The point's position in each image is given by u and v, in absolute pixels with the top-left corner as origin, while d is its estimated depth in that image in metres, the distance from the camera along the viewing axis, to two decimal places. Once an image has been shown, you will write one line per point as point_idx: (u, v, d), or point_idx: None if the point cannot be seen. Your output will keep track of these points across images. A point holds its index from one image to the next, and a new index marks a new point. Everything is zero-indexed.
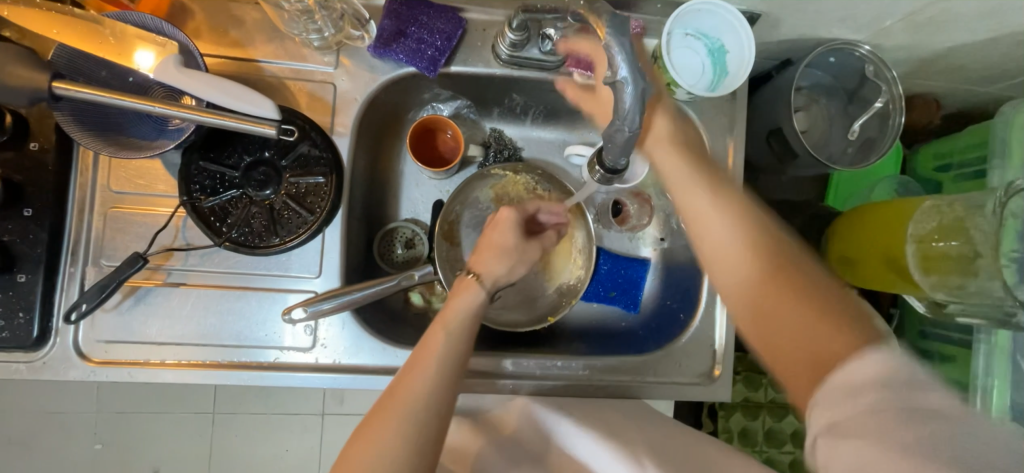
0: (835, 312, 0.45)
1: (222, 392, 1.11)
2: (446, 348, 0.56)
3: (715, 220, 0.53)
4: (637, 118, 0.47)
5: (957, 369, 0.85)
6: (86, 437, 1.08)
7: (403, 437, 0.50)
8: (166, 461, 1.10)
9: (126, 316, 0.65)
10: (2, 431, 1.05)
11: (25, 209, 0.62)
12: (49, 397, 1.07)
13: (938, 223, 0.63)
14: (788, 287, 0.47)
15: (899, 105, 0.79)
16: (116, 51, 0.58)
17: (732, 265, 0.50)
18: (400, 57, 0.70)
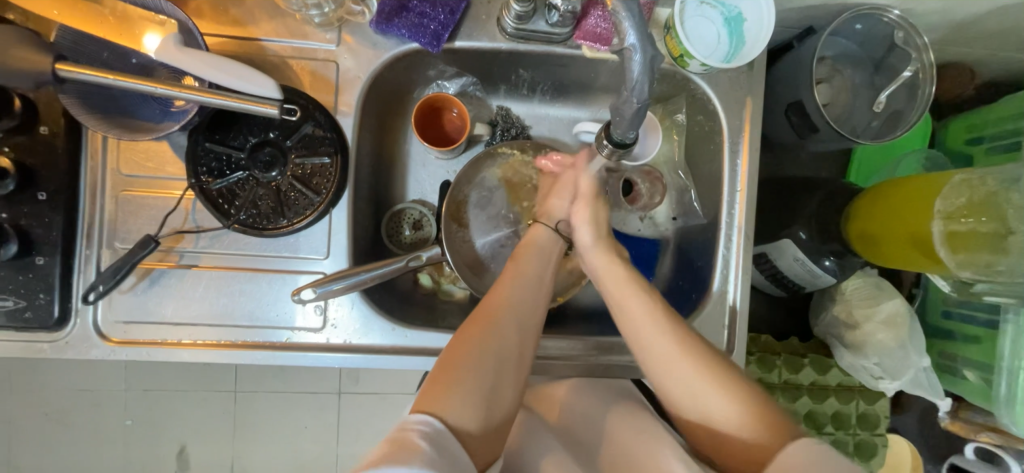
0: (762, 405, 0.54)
1: (242, 370, 1.15)
2: (517, 285, 0.63)
3: (650, 322, 0.60)
4: (645, 88, 0.46)
5: (980, 349, 0.83)
6: (116, 414, 1.12)
7: (484, 370, 0.55)
8: (190, 437, 1.14)
9: (142, 297, 0.66)
10: (38, 407, 1.11)
11: (39, 193, 0.63)
12: (80, 376, 1.11)
13: (968, 199, 0.59)
14: (727, 391, 0.55)
15: (930, 74, 0.75)
16: (126, 35, 0.58)
17: (675, 376, 0.57)
18: (403, 33, 0.68)
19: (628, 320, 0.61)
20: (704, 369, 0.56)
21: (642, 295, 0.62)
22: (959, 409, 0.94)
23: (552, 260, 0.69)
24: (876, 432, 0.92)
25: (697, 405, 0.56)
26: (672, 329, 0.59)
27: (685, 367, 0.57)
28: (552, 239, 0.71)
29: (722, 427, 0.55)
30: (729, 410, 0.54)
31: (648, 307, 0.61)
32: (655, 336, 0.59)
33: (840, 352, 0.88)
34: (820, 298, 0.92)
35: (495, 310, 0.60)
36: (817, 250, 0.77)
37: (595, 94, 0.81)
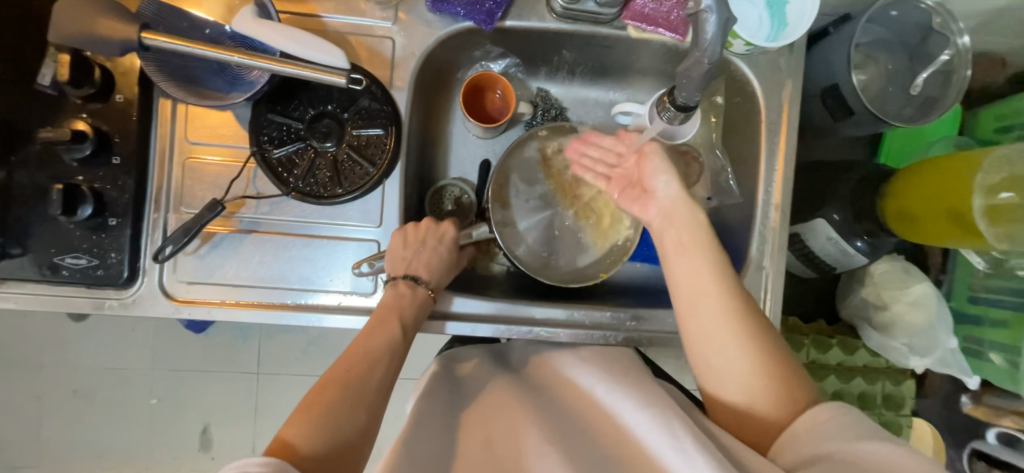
0: (788, 378, 0.55)
1: (267, 351, 1.18)
2: (389, 342, 0.61)
3: (700, 282, 0.58)
4: (718, 49, 0.51)
5: (1006, 333, 0.84)
6: (144, 392, 1.16)
7: (338, 438, 0.51)
8: (214, 417, 1.17)
9: (205, 260, 0.69)
10: (70, 384, 1.14)
11: (114, 158, 0.66)
12: (111, 355, 1.15)
13: (1009, 174, 0.61)
14: (762, 362, 0.55)
15: (964, 59, 0.78)
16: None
17: (722, 336, 0.56)
18: (458, 11, 0.71)
19: (694, 287, 0.58)
20: (748, 336, 0.55)
21: (691, 257, 0.59)
22: (983, 395, 0.98)
23: (411, 332, 0.64)
24: (902, 413, 0.94)
25: (733, 382, 0.55)
26: (731, 303, 0.56)
27: (742, 341, 0.55)
28: (418, 299, 0.67)
29: (751, 398, 0.54)
30: (763, 385, 0.54)
31: (710, 278, 0.58)
32: (716, 307, 0.56)
33: (869, 334, 0.90)
34: (848, 281, 0.93)
35: (361, 378, 0.56)
36: (850, 231, 0.79)
37: (632, 76, 0.84)
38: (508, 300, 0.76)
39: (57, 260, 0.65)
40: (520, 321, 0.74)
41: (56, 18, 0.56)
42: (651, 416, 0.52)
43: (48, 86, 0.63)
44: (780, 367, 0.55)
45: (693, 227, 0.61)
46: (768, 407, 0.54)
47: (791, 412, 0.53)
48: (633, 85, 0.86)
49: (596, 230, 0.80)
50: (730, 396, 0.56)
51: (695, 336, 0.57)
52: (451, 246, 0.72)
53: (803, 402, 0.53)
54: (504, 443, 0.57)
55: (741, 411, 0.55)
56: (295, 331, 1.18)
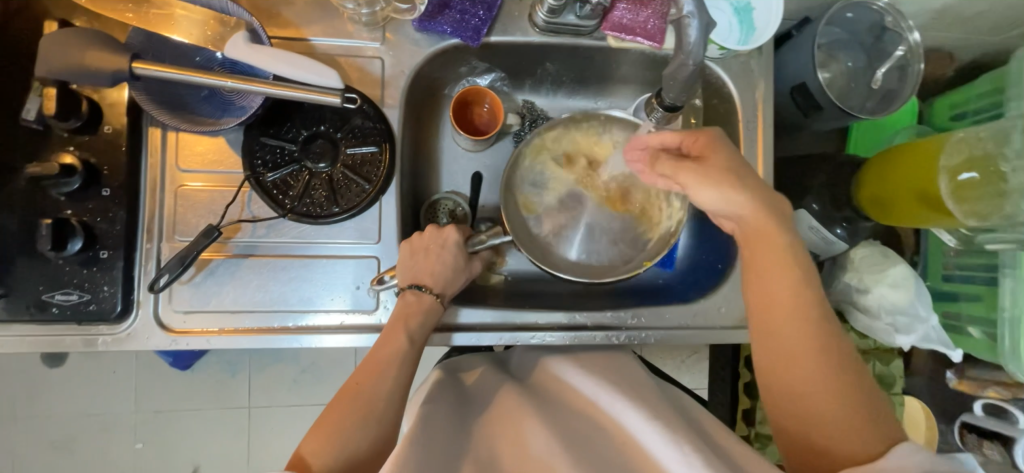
0: (867, 411, 0.49)
1: (257, 384, 1.13)
2: (398, 361, 0.60)
3: (779, 304, 0.53)
4: (700, 51, 0.55)
5: (982, 306, 0.89)
6: (127, 437, 1.10)
7: (351, 453, 0.52)
8: (205, 456, 1.12)
9: (202, 288, 0.68)
10: (46, 435, 1.08)
11: (103, 190, 0.65)
12: (89, 401, 1.09)
13: (969, 155, 0.66)
14: (838, 392, 0.49)
15: (916, 53, 0.84)
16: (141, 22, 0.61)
17: (800, 363, 0.51)
18: (445, 29, 0.73)
19: (768, 310, 0.53)
20: (823, 361, 0.51)
21: (771, 273, 0.54)
22: (966, 368, 1.02)
23: (420, 339, 0.64)
24: (892, 391, 0.98)
25: (797, 414, 0.51)
26: (812, 325, 0.51)
27: (817, 373, 0.50)
28: (428, 304, 0.66)
29: (821, 431, 0.50)
30: (832, 421, 0.49)
31: (787, 299, 0.53)
32: (794, 333, 0.52)
33: (856, 317, 0.94)
34: (831, 268, 0.96)
35: (369, 393, 0.56)
36: (829, 218, 0.86)
37: (613, 84, 0.87)
38: (510, 307, 0.77)
39: (46, 298, 0.63)
40: (524, 327, 0.75)
41: (46, 52, 0.56)
42: (660, 429, 0.51)
43: (33, 120, 0.61)
44: (856, 398, 0.49)
45: (775, 247, 0.54)
46: (833, 446, 0.49)
47: (866, 448, 0.48)
48: (615, 92, 0.89)
49: (638, 223, 0.78)
50: (792, 427, 0.52)
51: (772, 360, 0.53)
52: (458, 250, 0.72)
53: (877, 446, 0.47)
54: (513, 440, 0.58)
55: (802, 445, 0.51)
56: (286, 360, 1.14)
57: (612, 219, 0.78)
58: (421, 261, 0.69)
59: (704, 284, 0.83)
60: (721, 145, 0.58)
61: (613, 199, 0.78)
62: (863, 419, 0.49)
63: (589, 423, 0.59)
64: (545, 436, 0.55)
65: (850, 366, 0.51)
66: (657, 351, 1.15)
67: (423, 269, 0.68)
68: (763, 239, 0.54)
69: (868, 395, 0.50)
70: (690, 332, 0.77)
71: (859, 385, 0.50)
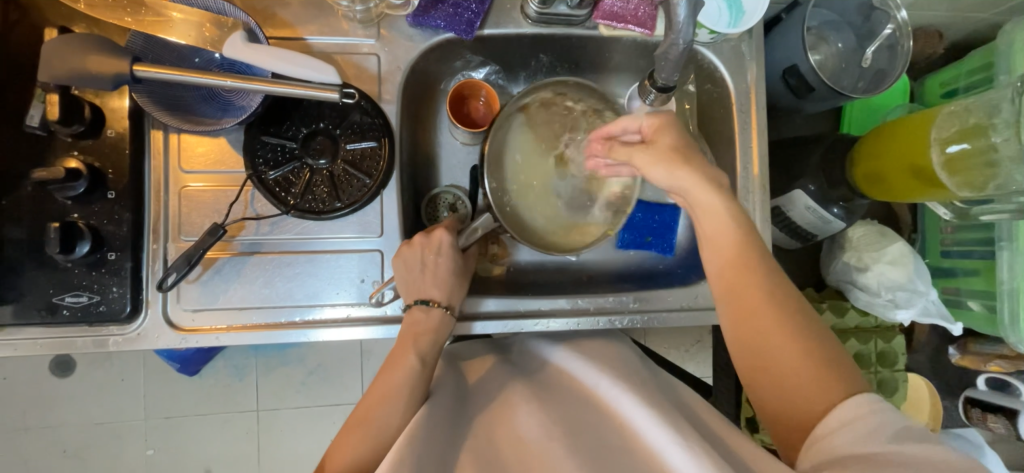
0: (827, 365, 0.51)
1: (265, 386, 1.14)
2: (409, 378, 0.61)
3: (735, 268, 0.56)
4: (690, 29, 0.54)
5: (981, 280, 0.90)
6: (139, 444, 1.11)
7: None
8: (216, 460, 1.12)
9: (209, 286, 0.69)
10: (58, 445, 1.09)
11: (108, 192, 0.66)
12: (99, 409, 1.10)
13: (960, 126, 0.67)
14: (797, 347, 0.52)
15: (906, 32, 0.84)
16: (138, 26, 0.64)
17: (757, 322, 0.54)
18: (439, 23, 0.74)
19: (725, 273, 0.57)
20: (780, 319, 0.53)
21: (728, 239, 0.57)
22: (968, 343, 1.03)
23: (430, 359, 0.64)
24: (896, 368, 0.98)
25: (766, 371, 0.53)
26: (765, 285, 0.55)
27: (776, 329, 0.53)
28: (442, 321, 0.67)
29: (785, 387, 0.52)
30: (796, 376, 0.51)
31: (739, 263, 0.56)
32: (753, 292, 0.55)
33: (856, 295, 0.95)
34: (830, 248, 0.97)
35: (385, 383, 0.60)
36: (824, 198, 0.84)
37: (607, 73, 0.88)
38: (512, 295, 0.78)
39: (56, 300, 0.64)
40: (527, 314, 0.76)
41: (48, 59, 0.57)
42: (657, 414, 0.52)
43: (37, 126, 0.63)
44: (817, 354, 0.51)
45: (721, 224, 0.57)
46: (802, 397, 0.51)
47: (827, 400, 0.49)
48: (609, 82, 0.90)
49: (588, 188, 0.76)
50: (764, 386, 0.53)
51: (733, 322, 0.56)
52: (454, 253, 0.70)
53: (838, 392, 0.49)
54: (503, 423, 0.59)
55: (776, 401, 0.52)
56: (292, 362, 1.15)
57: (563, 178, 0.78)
58: (421, 276, 0.68)
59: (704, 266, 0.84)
60: (675, 131, 0.60)
61: (564, 160, 0.76)
62: (823, 373, 0.50)
63: (593, 402, 0.60)
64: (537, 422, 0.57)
65: (806, 317, 0.54)
66: (661, 340, 1.15)
67: (426, 284, 0.68)
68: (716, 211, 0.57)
69: (826, 342, 0.53)
70: (691, 314, 0.78)
71: (818, 337, 0.52)
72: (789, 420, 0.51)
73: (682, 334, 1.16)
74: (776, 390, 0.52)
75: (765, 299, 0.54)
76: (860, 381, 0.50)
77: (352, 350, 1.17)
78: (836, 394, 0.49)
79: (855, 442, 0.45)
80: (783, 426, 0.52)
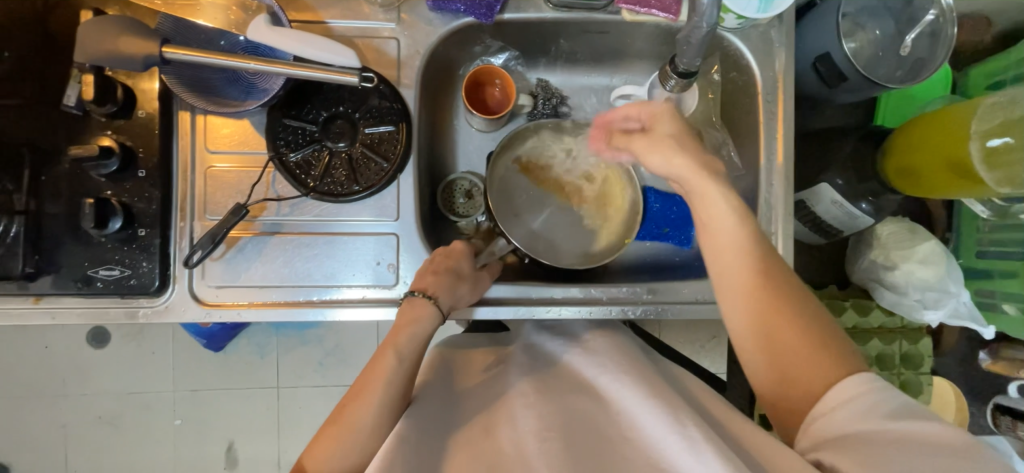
0: (828, 345, 0.50)
1: (285, 365, 1.18)
2: (393, 374, 0.58)
3: (732, 249, 0.55)
4: (715, 12, 0.53)
5: (1018, 283, 0.85)
6: (167, 414, 1.16)
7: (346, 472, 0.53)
8: (238, 433, 1.17)
9: (232, 264, 0.72)
10: (94, 411, 1.15)
11: (139, 171, 0.69)
12: (131, 380, 1.16)
13: (1004, 119, 0.64)
14: (797, 328, 0.51)
15: (949, 18, 0.80)
16: (167, 10, 0.69)
17: (756, 303, 0.53)
18: (459, 8, 0.74)
19: (721, 257, 0.56)
20: (779, 301, 0.52)
21: (729, 219, 0.55)
22: (1001, 349, 0.99)
23: (413, 352, 0.61)
24: (920, 372, 0.95)
25: (763, 350, 0.52)
26: (762, 267, 0.54)
27: (775, 310, 0.52)
28: (427, 315, 0.65)
29: (786, 369, 0.51)
30: (798, 356, 0.50)
31: (738, 245, 0.55)
32: (749, 274, 0.54)
33: (881, 294, 0.91)
34: (856, 245, 0.94)
35: (369, 375, 0.58)
36: (852, 193, 0.81)
37: (629, 60, 0.86)
38: (524, 283, 0.78)
39: (91, 273, 0.68)
40: (539, 301, 0.76)
41: (84, 40, 0.59)
42: (666, 404, 0.52)
43: (74, 106, 0.66)
44: (818, 335, 0.51)
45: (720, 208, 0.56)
46: (798, 374, 0.50)
47: (828, 380, 0.49)
48: (629, 69, 0.88)
49: (590, 211, 0.86)
50: (762, 366, 0.53)
51: (731, 305, 0.55)
52: (467, 258, 0.72)
53: (839, 371, 0.49)
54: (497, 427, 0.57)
55: (773, 382, 0.52)
56: (311, 342, 1.19)
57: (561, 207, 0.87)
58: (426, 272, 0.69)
59: None
60: (677, 120, 0.63)
61: (563, 192, 0.87)
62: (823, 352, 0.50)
63: (596, 393, 0.60)
64: (531, 420, 0.55)
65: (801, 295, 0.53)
66: (675, 335, 1.14)
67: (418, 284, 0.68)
68: (718, 198, 0.56)
69: (821, 319, 0.52)
70: (707, 307, 0.77)
71: (815, 318, 0.52)
72: (785, 399, 0.51)
73: (698, 329, 1.14)
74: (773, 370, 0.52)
75: (762, 279, 0.53)
76: (859, 360, 0.50)
77: (368, 332, 1.20)
78: (838, 373, 0.49)
79: (852, 427, 0.45)
80: (784, 406, 0.51)
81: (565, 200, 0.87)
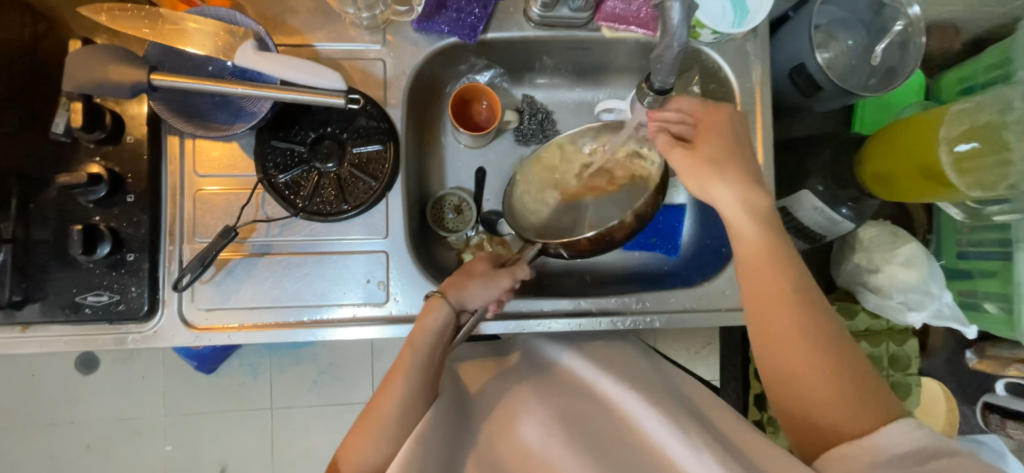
0: (861, 387, 0.50)
1: (278, 385, 1.17)
2: (411, 371, 0.59)
3: (767, 279, 0.55)
4: (684, 32, 0.54)
5: (996, 282, 0.88)
6: (158, 439, 1.15)
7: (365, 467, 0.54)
8: (232, 456, 1.15)
9: (222, 286, 0.72)
10: (82, 439, 1.13)
11: (127, 196, 0.69)
12: (121, 405, 1.14)
13: (969, 125, 0.67)
14: (832, 368, 0.51)
15: (918, 28, 0.82)
16: (155, 36, 0.65)
17: (788, 335, 0.52)
18: (443, 28, 0.76)
19: (756, 287, 0.55)
20: (814, 337, 0.52)
21: (768, 251, 0.56)
22: (986, 348, 1.00)
23: (425, 346, 0.62)
24: (908, 372, 0.97)
25: (789, 381, 0.52)
26: (800, 302, 0.54)
27: (807, 345, 0.52)
28: (438, 308, 0.65)
29: (818, 406, 0.51)
30: (828, 393, 0.50)
31: (774, 277, 0.55)
32: (783, 305, 0.54)
33: (867, 297, 0.93)
34: (840, 248, 0.96)
35: (393, 369, 0.60)
36: (832, 198, 0.84)
37: (612, 73, 0.88)
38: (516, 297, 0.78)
39: (79, 299, 0.68)
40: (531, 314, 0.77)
41: (71, 70, 0.60)
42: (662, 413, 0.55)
43: (61, 133, 0.66)
44: (852, 377, 0.51)
45: (756, 243, 0.56)
46: (830, 407, 0.50)
47: (862, 425, 0.49)
48: (613, 83, 0.90)
49: (634, 191, 0.78)
50: (785, 398, 0.53)
51: (761, 332, 0.55)
52: (485, 260, 0.72)
53: (873, 418, 0.49)
54: (504, 433, 0.58)
55: (796, 415, 0.52)
56: (305, 361, 1.18)
57: (601, 201, 0.81)
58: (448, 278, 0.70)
59: (708, 267, 0.84)
60: (724, 129, 0.61)
61: (598, 185, 0.81)
62: (858, 395, 0.50)
63: (591, 403, 0.61)
64: (537, 422, 0.57)
65: (837, 327, 0.53)
66: (669, 343, 1.15)
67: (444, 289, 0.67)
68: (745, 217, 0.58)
69: (854, 360, 0.52)
70: (695, 315, 0.78)
71: (850, 359, 0.52)
72: (807, 430, 0.52)
73: (690, 336, 1.15)
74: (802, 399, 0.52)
75: (793, 310, 0.53)
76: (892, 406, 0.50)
77: (362, 349, 1.20)
78: (872, 420, 0.49)
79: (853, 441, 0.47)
80: (808, 440, 0.52)
81: (601, 192, 0.81)
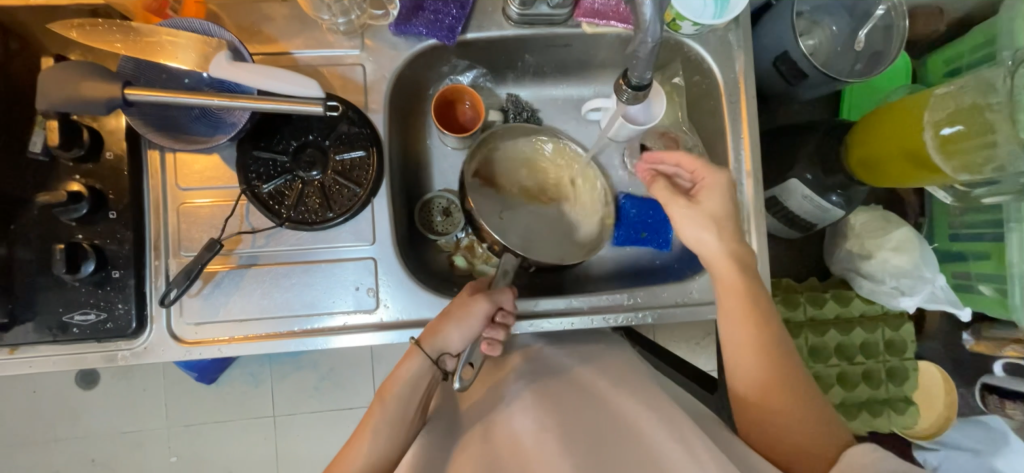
0: (827, 418, 0.55)
1: (279, 393, 1.17)
2: (383, 421, 0.61)
3: (739, 318, 0.61)
4: (658, 27, 0.54)
5: (990, 264, 0.87)
6: (161, 452, 1.14)
7: None
8: (234, 466, 1.15)
9: (210, 299, 0.71)
10: (84, 455, 1.13)
11: (110, 213, 0.68)
12: (121, 420, 1.14)
13: (952, 108, 0.67)
14: (800, 399, 0.56)
15: (901, 11, 0.81)
16: (132, 51, 0.64)
17: (758, 371, 0.59)
18: (421, 31, 0.75)
19: (733, 324, 0.61)
20: (782, 372, 0.58)
21: (745, 282, 0.62)
22: (983, 329, 1.00)
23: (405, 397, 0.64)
24: (905, 356, 0.96)
25: (763, 412, 0.57)
26: (770, 342, 0.60)
27: (775, 379, 0.58)
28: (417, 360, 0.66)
29: (792, 434, 0.55)
30: (799, 422, 0.55)
31: (749, 317, 0.61)
32: (753, 342, 0.60)
33: (859, 283, 0.93)
34: (832, 235, 0.96)
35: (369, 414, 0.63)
36: (821, 186, 0.82)
37: (596, 68, 0.88)
38: None
39: (66, 319, 0.67)
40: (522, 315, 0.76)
41: (43, 88, 0.59)
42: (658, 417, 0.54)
43: (40, 152, 0.66)
44: (816, 406, 0.56)
45: (734, 282, 0.62)
46: (796, 441, 0.54)
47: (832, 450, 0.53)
48: (597, 78, 0.89)
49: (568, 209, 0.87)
50: (761, 428, 0.57)
51: (737, 369, 0.60)
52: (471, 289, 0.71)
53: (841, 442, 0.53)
54: (501, 431, 0.60)
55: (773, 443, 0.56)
56: (304, 368, 1.18)
57: (540, 210, 0.86)
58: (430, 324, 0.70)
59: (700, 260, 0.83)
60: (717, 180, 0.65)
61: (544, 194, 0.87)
62: (828, 424, 0.55)
63: (584, 402, 0.61)
64: (530, 420, 0.59)
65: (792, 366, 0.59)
66: (667, 335, 1.15)
67: (430, 338, 0.67)
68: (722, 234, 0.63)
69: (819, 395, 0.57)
70: (689, 309, 0.77)
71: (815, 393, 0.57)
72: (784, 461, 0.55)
73: (688, 329, 1.15)
74: (770, 433, 0.56)
75: (763, 349, 0.59)
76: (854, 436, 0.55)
77: (361, 355, 1.19)
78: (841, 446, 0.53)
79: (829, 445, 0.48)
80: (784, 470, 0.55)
81: (538, 202, 0.87)
